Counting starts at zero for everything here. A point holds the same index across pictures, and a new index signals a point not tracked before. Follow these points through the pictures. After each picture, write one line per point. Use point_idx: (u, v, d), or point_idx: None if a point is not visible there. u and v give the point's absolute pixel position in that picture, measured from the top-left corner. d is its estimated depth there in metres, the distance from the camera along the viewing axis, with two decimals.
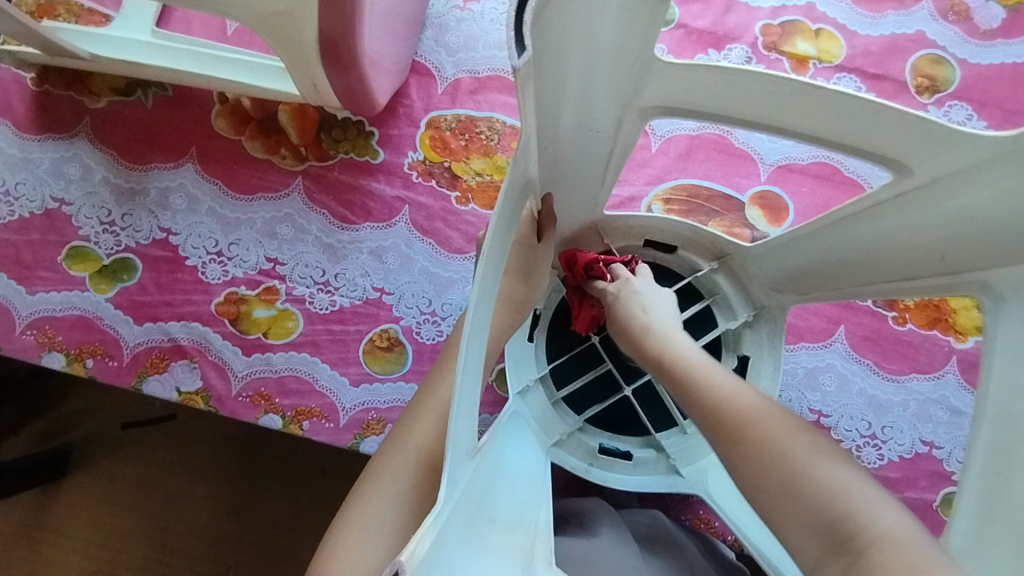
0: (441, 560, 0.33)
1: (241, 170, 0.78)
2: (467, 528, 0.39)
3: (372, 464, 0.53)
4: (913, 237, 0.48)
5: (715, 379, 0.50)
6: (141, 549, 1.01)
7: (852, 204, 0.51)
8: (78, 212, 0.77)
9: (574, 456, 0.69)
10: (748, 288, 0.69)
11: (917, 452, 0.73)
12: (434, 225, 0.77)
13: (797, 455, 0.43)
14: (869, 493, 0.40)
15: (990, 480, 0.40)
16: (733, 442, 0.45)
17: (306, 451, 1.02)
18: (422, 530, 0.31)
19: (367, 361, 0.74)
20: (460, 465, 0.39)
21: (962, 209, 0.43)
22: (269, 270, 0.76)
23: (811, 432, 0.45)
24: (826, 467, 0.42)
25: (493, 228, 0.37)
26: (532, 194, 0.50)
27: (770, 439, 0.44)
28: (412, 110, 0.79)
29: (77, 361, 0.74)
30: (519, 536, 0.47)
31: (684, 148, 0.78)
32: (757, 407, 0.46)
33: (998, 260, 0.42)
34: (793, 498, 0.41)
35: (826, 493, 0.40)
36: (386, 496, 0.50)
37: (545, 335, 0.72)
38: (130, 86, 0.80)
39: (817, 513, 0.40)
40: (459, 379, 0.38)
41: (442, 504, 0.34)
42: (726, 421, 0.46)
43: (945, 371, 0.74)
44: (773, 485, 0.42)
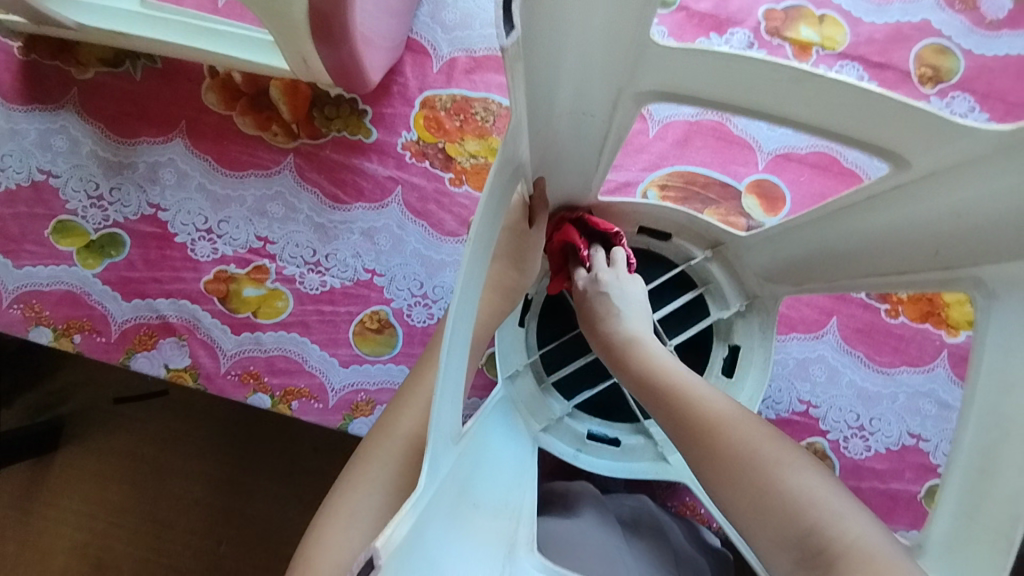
0: (418, 547, 0.33)
1: (231, 146, 0.77)
2: (448, 514, 0.39)
3: (361, 448, 0.53)
4: (909, 232, 0.47)
5: (691, 394, 0.51)
6: (133, 522, 1.01)
7: (851, 193, 0.51)
8: (65, 185, 0.75)
9: (562, 442, 0.69)
10: (741, 278, 0.69)
11: (904, 444, 0.73)
12: (427, 207, 0.76)
13: (766, 466, 0.43)
14: (840, 504, 0.40)
15: (974, 477, 0.40)
16: (706, 461, 0.46)
17: (298, 429, 1.02)
18: (401, 515, 0.31)
19: (357, 343, 0.73)
20: (442, 452, 0.39)
21: (958, 205, 0.42)
22: (259, 249, 0.75)
23: (784, 443, 0.45)
24: (796, 479, 0.42)
25: (480, 212, 0.37)
26: (523, 179, 0.49)
27: (739, 449, 0.44)
28: (406, 89, 0.78)
29: (64, 336, 0.73)
30: (498, 525, 0.47)
31: (682, 134, 0.77)
32: (729, 418, 0.47)
33: (992, 256, 0.41)
34: (764, 512, 0.41)
35: (797, 506, 0.40)
36: (372, 480, 0.50)
37: (536, 320, 0.72)
38: (120, 57, 0.78)
39: (787, 528, 0.40)
40: (442, 365, 0.38)
41: (422, 490, 0.34)
42: (698, 435, 0.47)
43: (935, 365, 0.75)
44: (744, 501, 0.43)
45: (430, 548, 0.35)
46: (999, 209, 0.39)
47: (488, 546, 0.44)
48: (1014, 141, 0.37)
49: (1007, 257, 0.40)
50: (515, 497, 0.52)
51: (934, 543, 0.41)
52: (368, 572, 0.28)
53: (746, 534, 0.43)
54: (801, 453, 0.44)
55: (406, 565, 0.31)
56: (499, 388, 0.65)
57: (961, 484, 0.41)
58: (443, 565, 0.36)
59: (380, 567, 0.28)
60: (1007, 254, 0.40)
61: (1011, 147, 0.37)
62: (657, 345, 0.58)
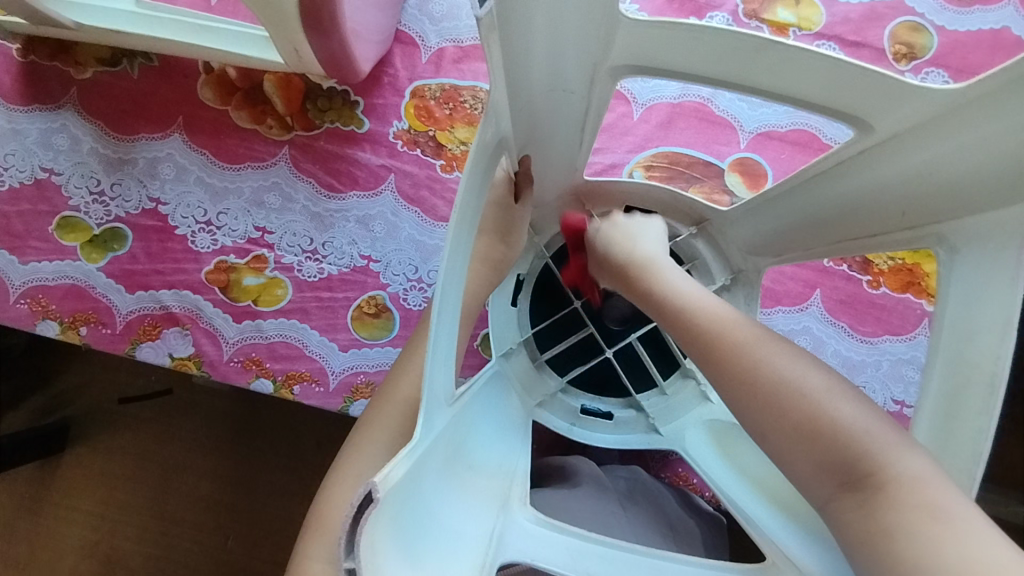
0: (410, 489, 0.36)
1: (228, 140, 0.79)
2: (439, 467, 0.42)
3: (363, 417, 0.56)
4: (876, 194, 0.50)
5: (729, 322, 0.51)
6: (142, 518, 1.03)
7: (821, 161, 0.53)
8: (67, 182, 0.78)
9: (556, 416, 0.71)
10: (725, 253, 0.71)
11: (889, 411, 0.75)
12: (420, 194, 0.78)
13: (810, 395, 0.44)
14: (885, 431, 0.42)
15: (940, 422, 0.43)
16: (750, 388, 0.46)
17: (301, 421, 1.05)
18: (396, 459, 0.34)
19: (355, 327, 0.76)
20: (437, 410, 0.42)
21: (920, 165, 0.45)
22: (258, 239, 0.77)
23: (825, 372, 0.46)
24: (844, 407, 0.43)
25: (463, 187, 0.39)
26: (508, 153, 0.52)
27: (780, 380, 0.45)
28: (396, 79, 0.80)
29: (71, 328, 0.75)
30: (490, 483, 0.50)
31: (666, 116, 0.79)
32: (764, 348, 0.47)
33: (955, 211, 0.44)
34: (809, 438, 0.43)
35: (843, 433, 0.42)
36: (374, 444, 0.52)
37: (528, 300, 0.74)
38: (116, 56, 0.80)
39: (833, 453, 0.42)
40: (433, 328, 0.40)
41: (417, 440, 0.37)
42: (736, 364, 0.48)
43: (917, 333, 0.77)
44: (789, 427, 0.44)
45: (421, 492, 0.38)
46: (959, 166, 0.42)
47: (480, 500, 0.47)
48: (966, 99, 0.40)
49: (970, 211, 0.43)
50: (509, 461, 0.56)
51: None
52: (368, 504, 0.31)
53: (783, 455, 0.44)
54: (842, 381, 0.45)
55: (400, 502, 0.35)
56: (493, 363, 0.68)
57: (927, 428, 0.43)
58: (432, 508, 0.40)
59: (378, 500, 0.31)
60: (969, 208, 0.43)
61: (964, 105, 0.40)
62: (677, 271, 0.59)
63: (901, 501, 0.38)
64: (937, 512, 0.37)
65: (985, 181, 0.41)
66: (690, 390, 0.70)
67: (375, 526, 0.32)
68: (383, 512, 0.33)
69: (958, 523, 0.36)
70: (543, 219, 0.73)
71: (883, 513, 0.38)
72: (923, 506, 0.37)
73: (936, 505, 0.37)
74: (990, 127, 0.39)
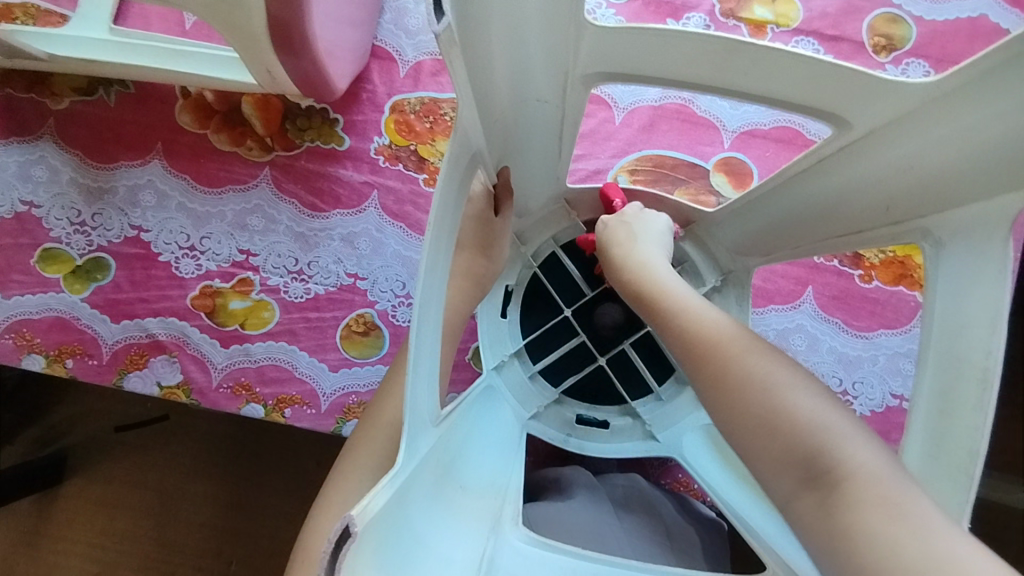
0: (394, 516, 0.36)
1: (208, 164, 0.78)
2: (426, 490, 0.42)
3: (351, 439, 0.56)
4: (857, 190, 0.50)
5: (706, 318, 0.49)
6: (143, 547, 1.02)
7: (801, 159, 0.53)
8: (48, 214, 0.77)
9: (551, 427, 0.71)
10: (713, 254, 0.70)
11: (888, 405, 0.75)
12: (404, 209, 0.78)
13: (771, 386, 0.43)
14: (843, 425, 0.41)
15: (935, 419, 0.42)
16: (719, 381, 0.45)
17: (298, 443, 1.03)
18: (376, 489, 0.34)
19: (344, 346, 0.75)
20: (421, 433, 0.42)
21: (901, 159, 0.45)
22: (242, 262, 0.77)
23: (787, 361, 0.45)
24: (800, 397, 0.42)
25: (436, 206, 0.38)
26: (484, 166, 0.52)
27: (747, 371, 0.44)
28: (375, 95, 0.80)
29: (57, 361, 0.74)
30: (481, 501, 0.50)
31: (648, 119, 0.78)
32: (736, 340, 0.46)
33: (940, 204, 0.44)
34: (770, 433, 0.42)
35: (803, 426, 0.41)
36: (362, 467, 0.52)
37: (518, 310, 0.73)
38: (92, 85, 0.80)
39: (794, 448, 0.41)
40: (414, 349, 0.39)
41: (399, 467, 0.37)
42: (707, 357, 0.46)
43: (912, 326, 0.76)
44: (751, 422, 0.43)
45: (406, 517, 0.38)
46: (939, 160, 0.42)
47: (472, 520, 0.47)
48: (940, 91, 0.40)
49: (953, 204, 0.43)
50: (500, 479, 0.56)
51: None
52: (346, 538, 0.31)
53: (748, 451, 0.43)
54: (801, 370, 0.45)
55: (385, 531, 0.35)
56: (484, 376, 0.67)
57: (923, 426, 0.43)
58: (418, 531, 0.40)
59: (355, 534, 0.31)
60: (952, 201, 0.43)
61: (939, 97, 0.40)
62: (670, 271, 0.56)
63: (859, 499, 0.37)
64: (898, 510, 0.36)
65: (966, 174, 0.41)
66: (687, 394, 0.69)
67: (356, 560, 0.32)
68: (366, 543, 0.33)
69: (917, 522, 0.35)
70: (530, 229, 0.72)
71: (842, 512, 0.38)
72: (877, 506, 0.37)
73: (897, 506, 0.36)
74: (966, 120, 0.39)
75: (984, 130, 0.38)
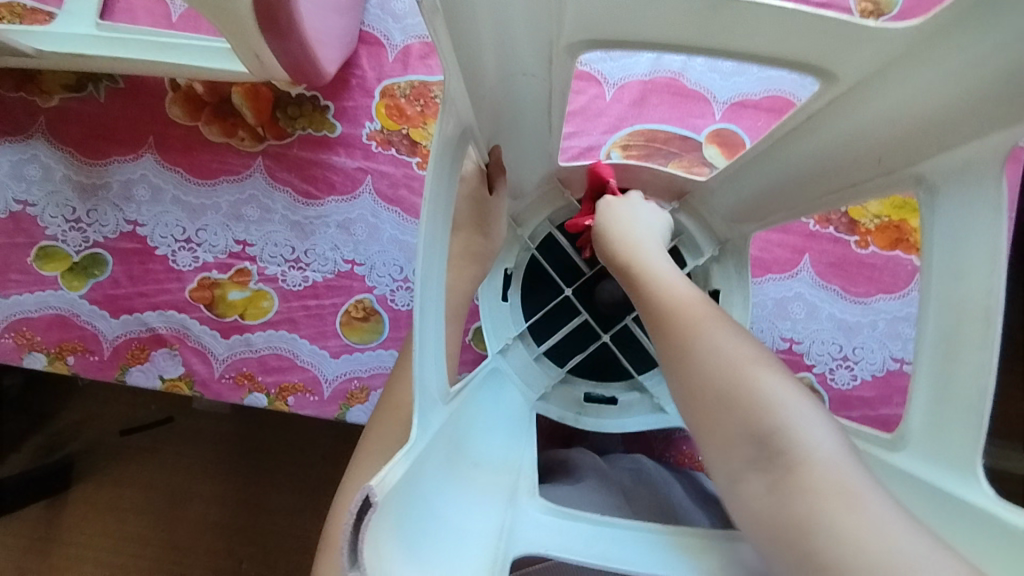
0: (410, 492, 0.37)
1: (201, 156, 0.78)
2: (439, 466, 0.43)
3: (366, 431, 0.57)
4: (848, 143, 0.50)
5: (681, 295, 0.50)
6: (154, 549, 1.02)
7: (789, 118, 0.53)
8: (43, 212, 0.77)
9: (562, 407, 0.71)
10: (709, 223, 0.71)
11: (889, 369, 0.75)
12: (398, 193, 0.78)
13: (740, 366, 0.44)
14: (804, 412, 0.42)
15: (937, 363, 0.44)
16: (687, 355, 0.46)
17: (304, 437, 1.04)
18: (393, 461, 0.35)
19: (345, 333, 0.75)
20: (431, 411, 0.42)
21: (887, 109, 0.45)
22: (239, 252, 0.77)
23: (756, 346, 0.46)
24: (767, 380, 0.43)
25: (431, 178, 0.40)
26: (474, 141, 0.53)
27: (716, 348, 0.45)
28: (364, 80, 0.79)
29: (59, 359, 0.75)
30: (496, 478, 0.51)
31: (638, 94, 0.78)
32: (710, 320, 0.47)
33: (930, 150, 0.44)
34: (729, 409, 0.42)
35: (765, 407, 0.41)
36: (376, 454, 0.52)
37: (519, 293, 0.73)
38: (81, 81, 0.80)
39: (751, 428, 0.41)
40: (419, 328, 0.40)
41: (411, 442, 0.37)
42: (679, 330, 0.47)
43: (910, 290, 0.76)
44: (713, 397, 0.43)
45: (424, 493, 0.39)
46: (925, 105, 0.42)
47: (489, 497, 0.48)
48: (916, 39, 0.41)
49: (938, 149, 0.43)
50: (511, 457, 0.56)
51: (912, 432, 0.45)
52: (367, 508, 0.32)
53: (703, 423, 0.44)
54: (769, 356, 0.45)
55: (405, 505, 0.36)
56: (490, 360, 0.67)
57: (927, 373, 0.44)
58: (438, 508, 0.41)
59: (377, 503, 0.32)
60: (943, 145, 0.43)
61: (915, 44, 0.41)
62: (655, 250, 0.57)
63: (815, 486, 0.38)
64: (851, 502, 0.37)
65: (953, 116, 0.41)
66: None
67: (379, 535, 0.33)
68: (387, 516, 0.34)
69: (867, 516, 0.36)
70: (525, 211, 0.73)
71: (792, 497, 0.38)
72: (834, 494, 0.37)
73: (850, 499, 0.37)
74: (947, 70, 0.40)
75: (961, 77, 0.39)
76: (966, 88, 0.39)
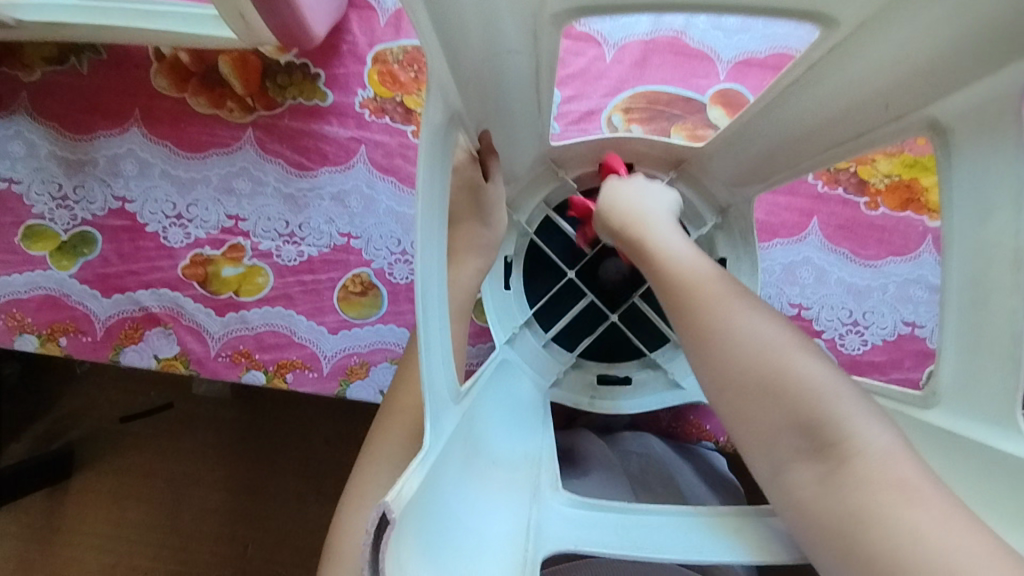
0: (430, 501, 0.35)
1: (189, 128, 0.76)
2: (457, 467, 0.41)
3: (371, 430, 0.56)
4: (852, 92, 0.48)
5: (710, 281, 0.49)
6: (159, 536, 1.01)
7: (790, 70, 0.50)
8: (28, 190, 0.74)
9: (574, 392, 0.70)
10: (709, 189, 0.69)
11: (900, 333, 0.73)
12: (393, 163, 0.76)
13: (783, 354, 0.44)
14: (846, 396, 0.42)
15: (968, 309, 0.44)
16: (725, 344, 0.45)
17: (305, 422, 1.03)
18: (409, 471, 0.33)
19: (342, 308, 0.74)
20: (444, 413, 0.40)
21: (892, 57, 0.43)
22: (231, 228, 0.75)
23: (787, 328, 0.46)
24: (808, 365, 0.43)
25: (422, 159, 0.37)
26: (463, 127, 0.50)
27: (756, 335, 0.45)
28: (355, 46, 0.77)
29: (51, 340, 0.73)
30: (513, 475, 0.50)
31: (639, 54, 0.75)
32: (742, 306, 0.46)
33: (940, 90, 0.43)
34: (778, 399, 0.42)
35: (813, 394, 0.42)
36: (385, 458, 0.52)
37: (520, 279, 0.71)
38: (63, 53, 0.77)
39: (803, 417, 0.41)
40: (422, 322, 0.38)
41: (426, 449, 0.35)
42: (713, 318, 0.46)
43: (922, 251, 0.74)
44: (759, 386, 0.43)
45: (446, 502, 0.37)
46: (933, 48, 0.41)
47: (507, 495, 0.47)
48: None
49: (953, 87, 0.42)
50: (530, 447, 0.55)
51: (945, 387, 0.46)
52: (385, 526, 0.30)
53: (749, 414, 0.43)
54: (801, 338, 0.46)
55: (425, 517, 0.34)
56: (499, 351, 0.65)
57: (954, 318, 0.45)
58: (460, 515, 0.39)
59: (395, 520, 0.30)
60: (955, 84, 0.42)
61: None
62: (670, 228, 0.55)
63: (870, 477, 0.39)
64: (911, 488, 0.37)
65: (965, 54, 0.39)
66: None
67: (402, 551, 0.31)
68: (407, 530, 0.32)
69: (925, 499, 0.37)
70: (520, 195, 0.70)
71: (848, 487, 0.39)
72: (889, 483, 0.38)
73: (909, 484, 0.38)
74: (964, 20, 0.37)
75: (975, 21, 0.37)
76: (984, 30, 0.37)
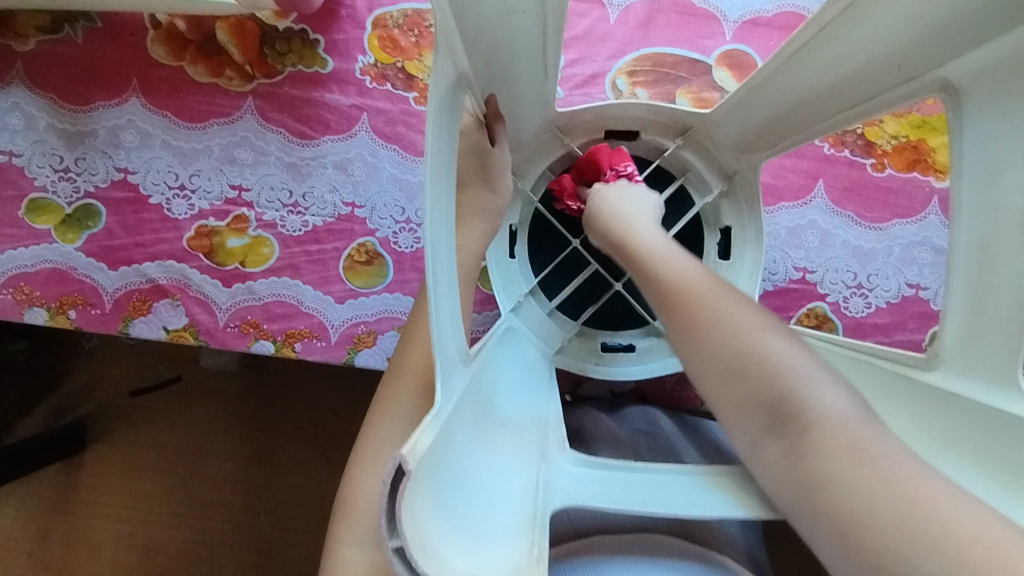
0: (442, 457, 0.35)
1: (188, 97, 0.75)
2: (468, 425, 0.42)
3: (379, 394, 0.57)
4: (862, 52, 0.47)
5: (680, 270, 0.52)
6: (174, 505, 1.03)
7: (801, 31, 0.49)
8: (29, 162, 0.74)
9: (578, 359, 0.69)
10: (716, 157, 0.68)
11: (904, 295, 0.73)
12: (396, 130, 0.75)
13: (743, 332, 0.46)
14: (811, 373, 0.44)
15: (975, 271, 0.44)
16: (689, 327, 0.48)
17: (313, 394, 1.04)
18: (422, 427, 0.33)
19: (349, 278, 0.74)
20: (454, 374, 0.41)
21: (908, 16, 0.42)
22: (235, 198, 0.74)
23: (757, 311, 0.49)
24: (770, 344, 0.46)
25: (430, 128, 0.37)
26: (472, 91, 0.49)
27: (716, 317, 0.48)
28: (354, 11, 0.76)
29: (59, 313, 0.73)
30: (522, 436, 0.51)
31: (644, 15, 0.74)
32: (709, 292, 0.50)
33: (954, 50, 0.42)
34: (738, 377, 0.45)
35: (770, 369, 0.44)
36: (396, 420, 0.53)
37: (525, 248, 0.71)
38: (57, 22, 0.76)
39: (761, 393, 0.44)
40: (432, 284, 0.38)
41: (438, 407, 0.36)
42: (678, 304, 0.50)
43: (927, 214, 0.74)
44: (720, 366, 0.46)
45: (457, 461, 0.38)
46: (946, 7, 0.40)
47: (519, 454, 0.48)
48: None
49: (966, 47, 0.41)
50: (537, 411, 0.56)
51: (947, 348, 0.46)
52: (401, 477, 0.30)
53: (716, 394, 0.47)
54: (771, 319, 0.48)
55: (438, 473, 0.35)
56: (505, 318, 0.65)
57: (962, 281, 0.45)
58: (470, 473, 0.40)
59: (411, 471, 0.30)
60: (968, 43, 0.41)
61: None
62: (650, 224, 0.59)
63: (827, 444, 0.40)
64: (865, 453, 0.39)
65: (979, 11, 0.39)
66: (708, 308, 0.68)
67: (419, 503, 0.32)
68: (422, 484, 0.32)
69: (881, 465, 0.38)
70: (524, 162, 0.70)
71: (807, 457, 0.41)
72: (841, 448, 0.40)
73: (862, 450, 0.39)
74: None
75: None
76: None
